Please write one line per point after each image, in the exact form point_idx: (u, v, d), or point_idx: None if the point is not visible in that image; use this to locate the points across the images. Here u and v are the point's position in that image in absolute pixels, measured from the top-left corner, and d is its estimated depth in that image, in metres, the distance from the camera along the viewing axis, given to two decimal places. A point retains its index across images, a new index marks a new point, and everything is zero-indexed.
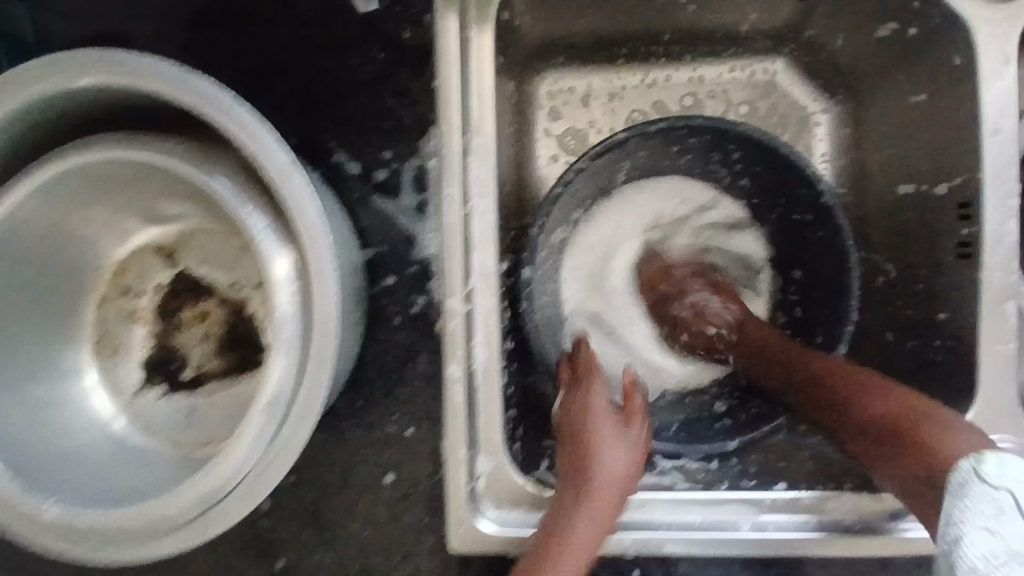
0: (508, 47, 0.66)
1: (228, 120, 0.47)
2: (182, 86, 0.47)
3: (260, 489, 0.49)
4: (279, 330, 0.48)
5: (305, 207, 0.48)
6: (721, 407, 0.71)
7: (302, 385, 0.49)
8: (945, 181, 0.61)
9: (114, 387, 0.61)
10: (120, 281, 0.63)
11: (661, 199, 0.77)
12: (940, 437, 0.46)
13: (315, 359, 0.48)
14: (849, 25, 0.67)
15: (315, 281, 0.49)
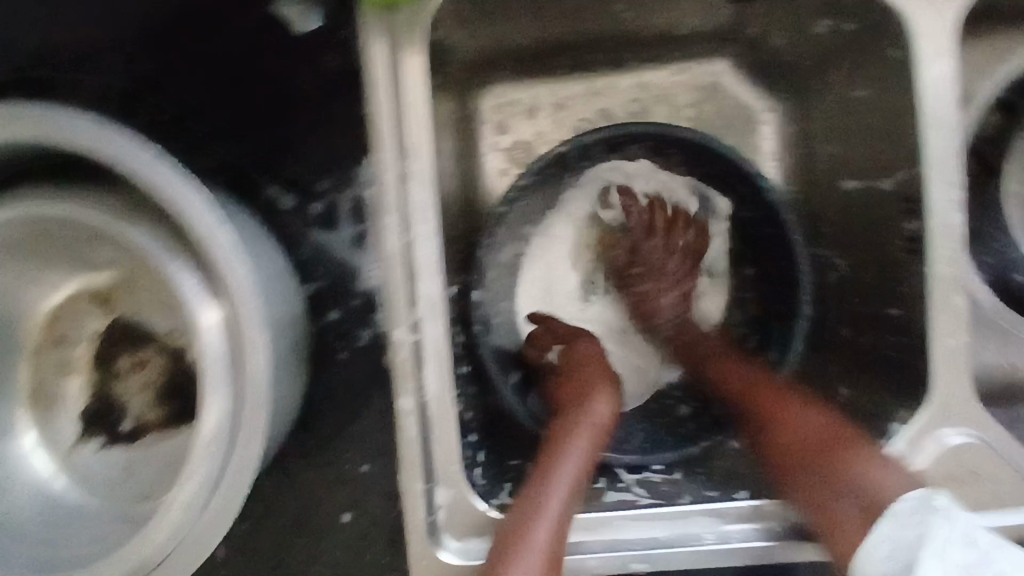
0: (445, 66, 0.66)
1: (150, 178, 0.46)
2: (102, 143, 0.45)
3: (198, 551, 0.48)
4: (209, 390, 0.48)
5: (233, 267, 0.47)
6: (686, 410, 0.72)
7: (238, 441, 0.48)
8: (887, 177, 0.61)
9: (50, 442, 0.60)
10: (52, 332, 0.61)
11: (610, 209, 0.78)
12: (845, 454, 0.56)
13: (249, 414, 0.47)
14: (789, 23, 0.67)
15: (246, 339, 0.48)
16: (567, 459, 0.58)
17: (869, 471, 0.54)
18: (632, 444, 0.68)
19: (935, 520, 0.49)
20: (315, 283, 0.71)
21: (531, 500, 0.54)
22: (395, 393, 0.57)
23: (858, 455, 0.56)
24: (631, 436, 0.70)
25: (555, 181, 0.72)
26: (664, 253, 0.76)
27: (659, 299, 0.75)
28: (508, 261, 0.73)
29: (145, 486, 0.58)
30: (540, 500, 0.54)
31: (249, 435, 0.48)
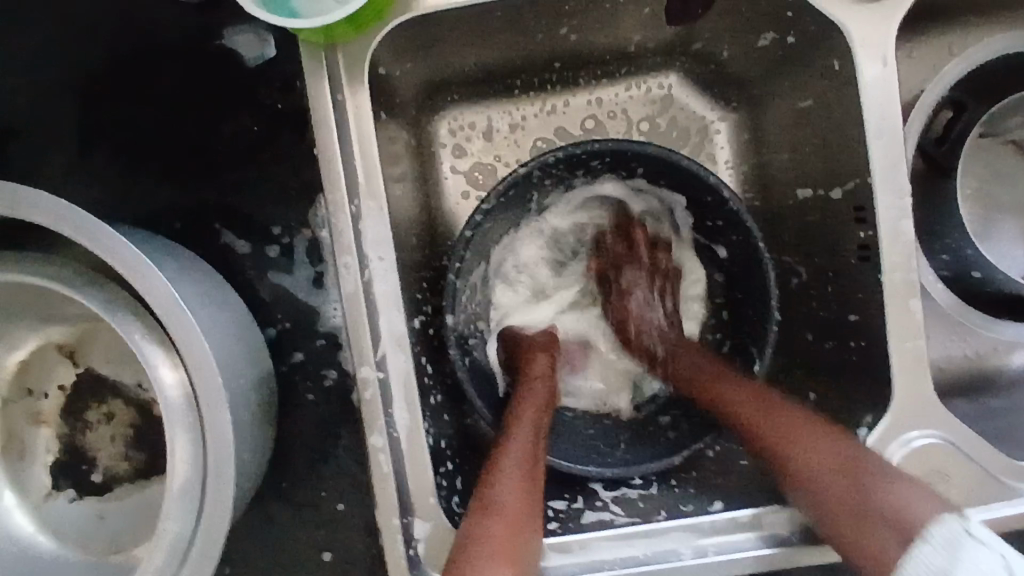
0: (391, 99, 0.65)
1: (88, 245, 0.43)
2: (34, 210, 0.42)
3: None
4: (173, 450, 0.46)
5: (182, 327, 0.45)
6: (666, 420, 0.72)
7: (205, 505, 0.46)
8: (838, 185, 0.63)
9: (21, 489, 0.58)
10: (20, 382, 0.59)
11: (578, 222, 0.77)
12: (868, 477, 0.51)
13: (216, 479, 0.46)
14: (733, 35, 0.68)
15: (203, 398, 0.46)
16: (515, 442, 0.59)
17: (883, 494, 0.50)
18: (613, 457, 0.69)
19: (964, 542, 0.44)
20: (280, 326, 0.66)
21: (498, 463, 0.57)
22: (369, 431, 0.56)
23: (867, 472, 0.52)
24: (611, 448, 0.70)
25: (519, 202, 0.71)
26: (637, 270, 0.76)
27: (640, 323, 0.75)
28: (477, 285, 0.72)
29: (118, 537, 0.57)
30: (507, 460, 0.57)
31: (217, 500, 0.46)
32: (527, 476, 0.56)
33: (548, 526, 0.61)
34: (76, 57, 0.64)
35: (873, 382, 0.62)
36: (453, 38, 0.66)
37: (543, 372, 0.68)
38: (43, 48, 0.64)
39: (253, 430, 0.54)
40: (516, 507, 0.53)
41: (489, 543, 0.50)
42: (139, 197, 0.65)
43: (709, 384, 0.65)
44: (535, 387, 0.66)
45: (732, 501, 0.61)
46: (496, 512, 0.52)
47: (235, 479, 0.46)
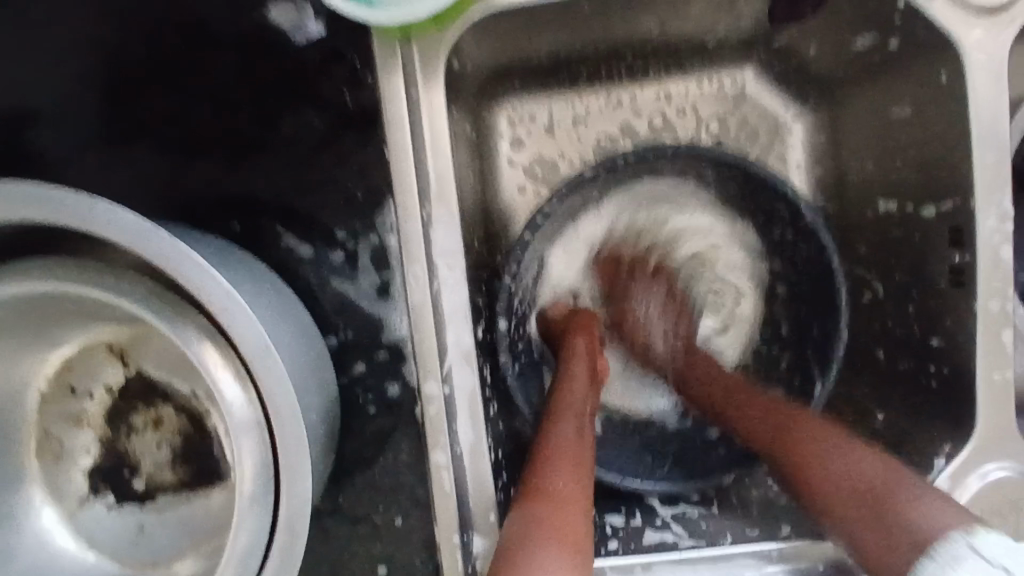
0: (459, 91, 0.62)
1: (146, 252, 0.39)
2: (89, 216, 0.39)
3: None
4: (243, 470, 0.42)
5: (248, 336, 0.41)
6: (718, 433, 0.67)
7: (275, 542, 0.43)
8: (932, 203, 0.59)
9: (57, 496, 0.53)
10: (64, 382, 0.54)
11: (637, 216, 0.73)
12: (905, 512, 0.47)
13: (287, 516, 0.42)
14: (826, 32, 0.63)
15: (275, 415, 0.42)
16: (562, 428, 0.55)
17: (914, 514, 0.47)
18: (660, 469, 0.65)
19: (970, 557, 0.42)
20: (338, 336, 0.58)
21: (545, 448, 0.54)
22: (431, 446, 0.54)
23: (902, 505, 0.48)
24: (658, 461, 0.66)
25: (579, 200, 0.67)
26: (653, 291, 0.70)
27: (647, 333, 0.69)
28: (530, 284, 0.68)
29: (157, 550, 0.53)
30: (554, 445, 0.54)
31: (288, 535, 0.43)
32: (576, 462, 0.53)
33: (608, 547, 0.60)
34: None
35: (954, 411, 0.59)
36: (526, 26, 0.61)
37: (586, 346, 0.64)
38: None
39: (320, 458, 0.50)
40: (572, 498, 0.50)
41: (551, 540, 0.46)
42: (179, 179, 0.57)
43: (729, 394, 0.62)
44: (577, 365, 0.62)
45: (800, 526, 0.60)
46: (551, 501, 0.49)
47: (310, 501, 0.43)
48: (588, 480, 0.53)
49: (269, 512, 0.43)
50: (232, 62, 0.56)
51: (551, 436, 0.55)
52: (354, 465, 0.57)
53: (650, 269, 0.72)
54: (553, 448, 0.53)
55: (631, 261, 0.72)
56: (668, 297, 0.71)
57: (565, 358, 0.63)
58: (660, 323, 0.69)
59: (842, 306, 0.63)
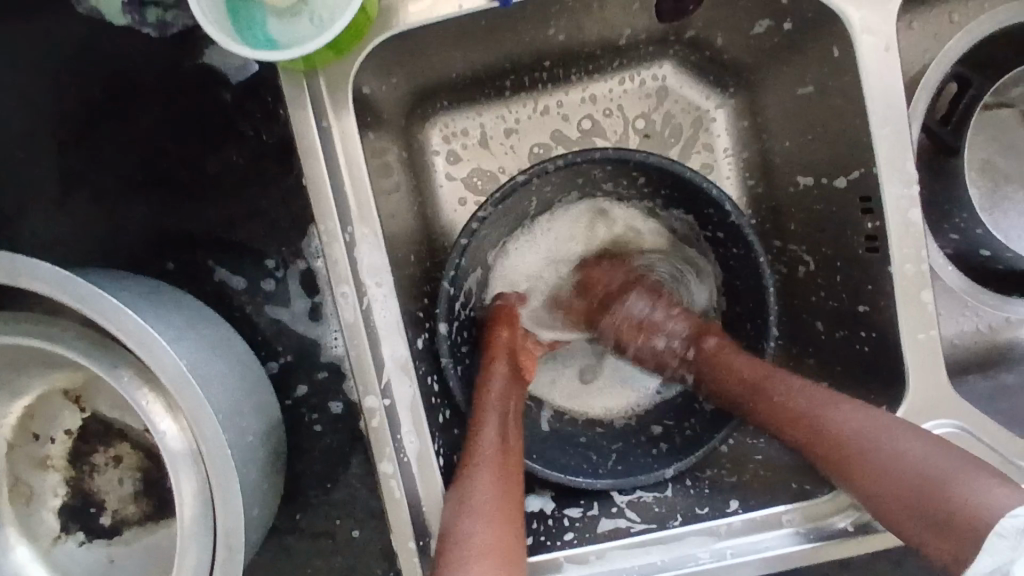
0: (379, 118, 0.64)
1: (63, 298, 0.42)
2: (9, 269, 0.41)
3: None
4: (181, 496, 0.45)
5: (169, 369, 0.44)
6: (658, 429, 0.71)
7: (217, 563, 0.45)
8: (843, 174, 0.61)
9: (29, 538, 0.55)
10: (26, 429, 0.56)
11: (556, 241, 0.75)
12: (957, 486, 0.46)
13: (225, 536, 0.45)
14: (728, 22, 0.66)
15: (202, 443, 0.44)
16: (484, 431, 0.60)
17: (967, 491, 0.45)
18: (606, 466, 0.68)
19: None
20: (280, 360, 0.62)
21: (467, 455, 0.59)
22: (378, 457, 0.56)
23: (957, 475, 0.47)
24: (602, 458, 0.68)
25: (516, 209, 0.69)
26: (635, 297, 0.72)
27: (650, 339, 0.71)
28: (475, 290, 0.71)
29: None
30: (474, 452, 0.59)
31: (227, 554, 0.45)
32: (501, 471, 0.58)
33: (565, 538, 0.62)
34: (41, 85, 0.61)
35: (885, 373, 0.60)
36: (438, 48, 0.63)
37: (510, 347, 0.68)
38: (5, 75, 0.61)
39: (266, 478, 0.52)
40: (499, 509, 0.55)
41: (469, 557, 0.51)
42: None
43: (745, 382, 0.62)
44: (499, 366, 0.66)
45: (748, 500, 0.62)
46: (467, 515, 0.54)
47: (244, 519, 0.45)
48: (513, 486, 0.58)
49: (210, 532, 0.45)
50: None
51: (476, 448, 0.60)
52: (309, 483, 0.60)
53: (615, 286, 0.73)
54: (477, 460, 0.58)
55: (603, 279, 0.74)
56: (659, 301, 0.72)
57: (491, 359, 0.67)
58: (661, 331, 0.71)
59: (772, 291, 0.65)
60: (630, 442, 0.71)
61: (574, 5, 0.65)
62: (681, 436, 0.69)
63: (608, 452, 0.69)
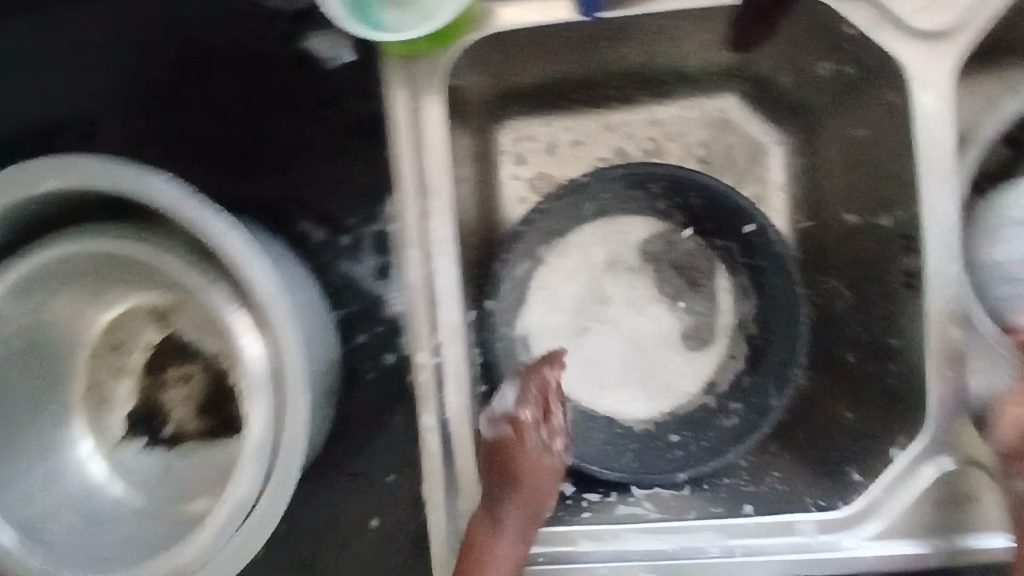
0: (467, 107, 0.70)
1: (183, 212, 0.48)
2: (142, 184, 0.47)
3: (246, 549, 0.51)
4: (253, 399, 0.50)
5: (265, 289, 0.49)
6: (675, 438, 0.74)
7: (276, 467, 0.50)
8: (886, 214, 0.65)
9: (98, 436, 0.62)
10: (111, 339, 0.63)
11: (596, 250, 0.78)
12: None
13: (287, 442, 0.50)
14: (794, 62, 0.70)
15: (283, 357, 0.50)
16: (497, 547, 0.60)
17: None
18: (622, 460, 0.73)
19: None
20: (345, 310, 0.69)
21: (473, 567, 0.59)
22: (421, 409, 0.61)
23: None
24: (620, 452, 0.74)
25: (573, 213, 0.75)
26: None
27: None
28: (523, 280, 0.75)
29: (180, 486, 0.60)
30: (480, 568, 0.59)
31: (287, 458, 0.50)
32: None
33: (581, 516, 0.66)
34: (169, 44, 0.69)
35: (908, 407, 0.63)
36: (523, 54, 0.68)
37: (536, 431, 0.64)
38: (140, 32, 0.69)
39: (320, 409, 0.57)
40: None
41: None
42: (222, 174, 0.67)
43: None
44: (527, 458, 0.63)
45: (760, 507, 0.66)
46: None
47: (307, 430, 0.50)
48: None
49: (274, 436, 0.50)
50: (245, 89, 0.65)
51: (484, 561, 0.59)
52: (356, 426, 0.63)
53: None
54: None
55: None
56: None
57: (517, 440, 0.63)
58: None
59: (805, 321, 0.70)
60: (645, 442, 0.75)
61: (654, 29, 0.67)
62: (696, 445, 0.73)
63: (624, 450, 0.74)
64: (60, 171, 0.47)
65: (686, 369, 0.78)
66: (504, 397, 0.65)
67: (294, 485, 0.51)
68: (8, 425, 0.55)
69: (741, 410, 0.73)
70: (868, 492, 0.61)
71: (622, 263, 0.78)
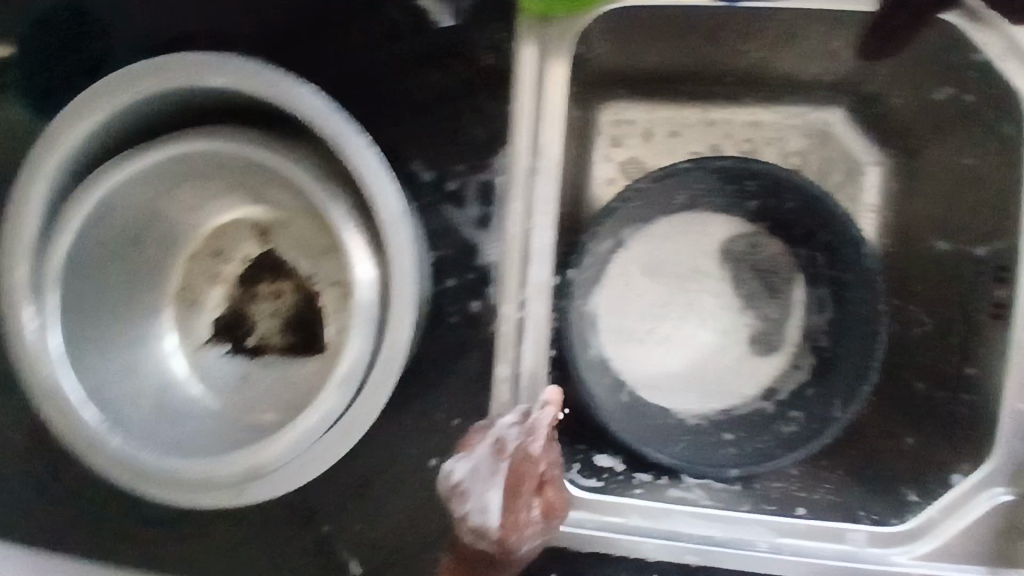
0: (584, 77, 0.70)
1: (326, 128, 0.50)
2: (297, 98, 0.50)
3: (327, 455, 0.54)
4: (358, 312, 0.53)
5: (390, 211, 0.51)
6: (729, 437, 0.75)
7: (370, 382, 0.53)
8: (982, 243, 0.66)
9: (183, 336, 0.64)
10: (213, 244, 0.66)
11: (678, 241, 0.79)
12: None
13: (385, 360, 0.52)
14: (911, 82, 0.70)
15: (394, 280, 0.51)
16: None
17: None
18: (676, 446, 0.74)
19: None
20: None
21: None
22: (498, 359, 0.63)
23: None
24: (676, 438, 0.74)
25: (666, 197, 0.75)
26: None
27: None
28: (603, 256, 0.75)
29: (255, 398, 0.62)
30: None
31: (382, 376, 0.52)
32: None
33: (633, 492, 0.69)
34: None
35: (974, 438, 0.64)
36: (649, 35, 0.68)
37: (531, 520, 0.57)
38: None
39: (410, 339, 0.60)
40: None
41: None
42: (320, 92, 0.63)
43: None
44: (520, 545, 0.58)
45: (814, 511, 0.68)
46: None
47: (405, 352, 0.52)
48: None
49: (371, 351, 0.53)
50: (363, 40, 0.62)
51: None
52: (430, 367, 0.64)
53: None
54: None
55: None
56: None
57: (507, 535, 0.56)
58: None
59: (883, 337, 0.69)
60: (699, 434, 0.75)
61: (781, 25, 0.67)
62: (751, 446, 0.73)
63: (678, 439, 0.75)
64: (223, 69, 0.51)
65: (749, 372, 0.78)
66: (493, 495, 0.56)
67: (384, 402, 0.53)
68: (104, 306, 0.59)
69: (800, 419, 0.74)
70: (923, 512, 0.63)
71: (701, 258, 0.79)
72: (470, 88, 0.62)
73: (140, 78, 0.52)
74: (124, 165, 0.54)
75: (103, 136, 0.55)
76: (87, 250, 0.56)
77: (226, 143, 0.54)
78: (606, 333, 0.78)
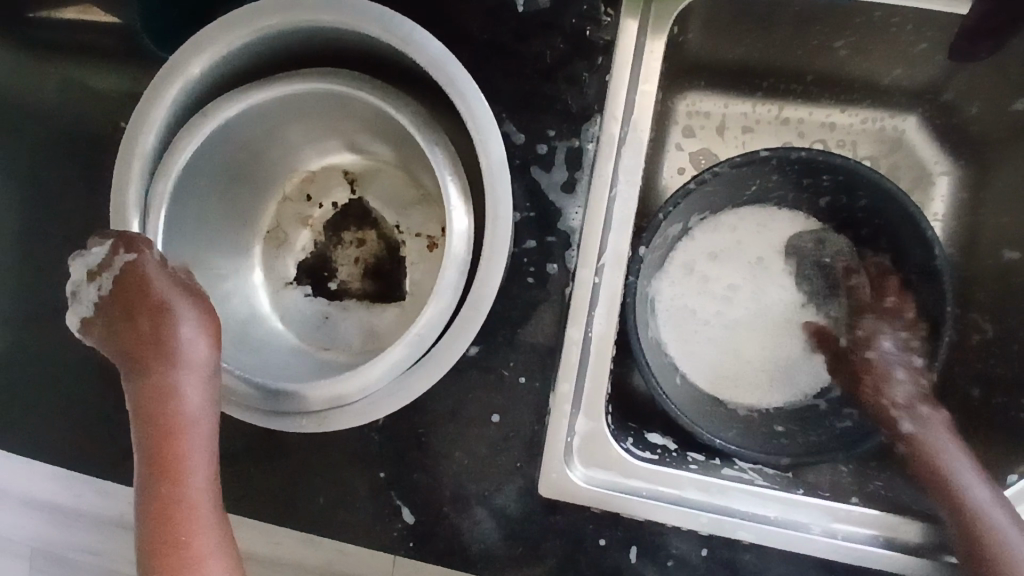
0: (671, 63, 0.73)
1: (437, 70, 0.57)
2: (411, 43, 0.57)
3: (412, 384, 0.57)
4: (453, 249, 0.56)
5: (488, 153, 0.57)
6: (781, 428, 0.75)
7: (460, 315, 0.57)
8: None
9: (269, 274, 0.68)
10: (305, 188, 0.70)
11: (743, 231, 0.80)
12: None
13: (475, 295, 0.57)
14: (991, 93, 0.70)
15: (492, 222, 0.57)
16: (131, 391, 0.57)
17: None
18: (727, 430, 0.74)
19: None
20: None
21: (170, 424, 0.55)
22: (571, 323, 0.64)
23: None
24: (728, 425, 0.74)
25: (737, 184, 0.75)
26: None
27: None
28: (669, 238, 0.76)
29: (333, 336, 0.66)
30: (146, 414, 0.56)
31: (471, 310, 0.57)
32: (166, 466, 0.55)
33: (688, 466, 0.70)
34: None
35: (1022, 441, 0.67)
36: (737, 28, 0.71)
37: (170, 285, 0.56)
38: None
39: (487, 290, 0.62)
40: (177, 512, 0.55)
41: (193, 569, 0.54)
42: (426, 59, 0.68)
43: None
44: (146, 325, 0.56)
45: (867, 500, 0.69)
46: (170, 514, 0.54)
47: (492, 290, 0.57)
48: (164, 478, 0.55)
49: (458, 288, 0.56)
50: (469, 7, 0.65)
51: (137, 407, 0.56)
52: (500, 325, 0.65)
53: None
54: (188, 440, 0.56)
55: None
56: None
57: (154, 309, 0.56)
58: None
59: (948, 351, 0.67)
60: (749, 421, 0.76)
61: (877, 21, 0.68)
62: (805, 438, 0.73)
63: (730, 424, 0.75)
64: (343, 8, 0.57)
65: (805, 367, 0.79)
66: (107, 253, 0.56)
67: (470, 336, 0.57)
68: (205, 236, 0.62)
69: (854, 417, 0.74)
70: None
71: (764, 251, 0.81)
72: (563, 58, 0.64)
73: (265, 12, 0.57)
74: (233, 103, 0.57)
75: (221, 67, 0.59)
76: (200, 171, 0.59)
77: (330, 78, 0.57)
78: (665, 312, 0.79)
